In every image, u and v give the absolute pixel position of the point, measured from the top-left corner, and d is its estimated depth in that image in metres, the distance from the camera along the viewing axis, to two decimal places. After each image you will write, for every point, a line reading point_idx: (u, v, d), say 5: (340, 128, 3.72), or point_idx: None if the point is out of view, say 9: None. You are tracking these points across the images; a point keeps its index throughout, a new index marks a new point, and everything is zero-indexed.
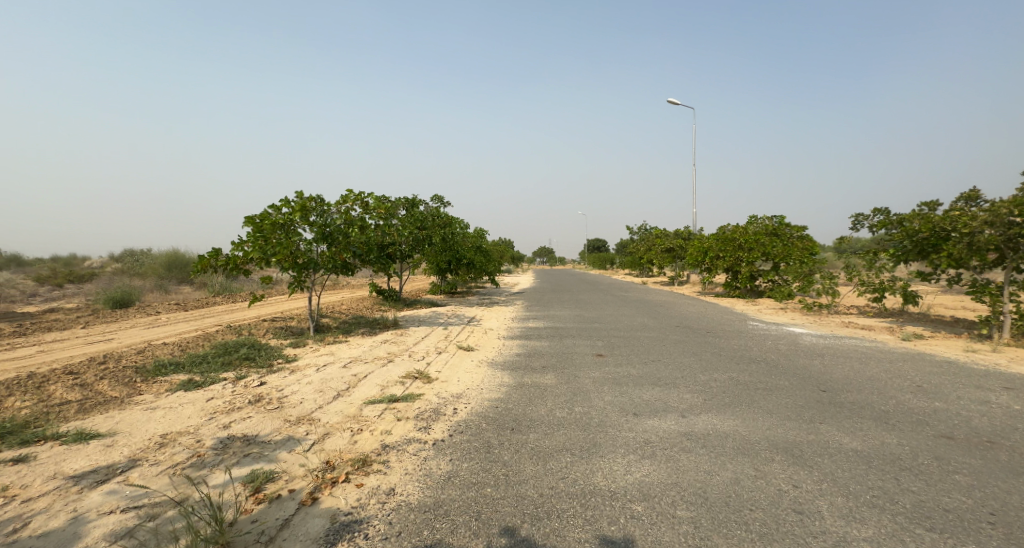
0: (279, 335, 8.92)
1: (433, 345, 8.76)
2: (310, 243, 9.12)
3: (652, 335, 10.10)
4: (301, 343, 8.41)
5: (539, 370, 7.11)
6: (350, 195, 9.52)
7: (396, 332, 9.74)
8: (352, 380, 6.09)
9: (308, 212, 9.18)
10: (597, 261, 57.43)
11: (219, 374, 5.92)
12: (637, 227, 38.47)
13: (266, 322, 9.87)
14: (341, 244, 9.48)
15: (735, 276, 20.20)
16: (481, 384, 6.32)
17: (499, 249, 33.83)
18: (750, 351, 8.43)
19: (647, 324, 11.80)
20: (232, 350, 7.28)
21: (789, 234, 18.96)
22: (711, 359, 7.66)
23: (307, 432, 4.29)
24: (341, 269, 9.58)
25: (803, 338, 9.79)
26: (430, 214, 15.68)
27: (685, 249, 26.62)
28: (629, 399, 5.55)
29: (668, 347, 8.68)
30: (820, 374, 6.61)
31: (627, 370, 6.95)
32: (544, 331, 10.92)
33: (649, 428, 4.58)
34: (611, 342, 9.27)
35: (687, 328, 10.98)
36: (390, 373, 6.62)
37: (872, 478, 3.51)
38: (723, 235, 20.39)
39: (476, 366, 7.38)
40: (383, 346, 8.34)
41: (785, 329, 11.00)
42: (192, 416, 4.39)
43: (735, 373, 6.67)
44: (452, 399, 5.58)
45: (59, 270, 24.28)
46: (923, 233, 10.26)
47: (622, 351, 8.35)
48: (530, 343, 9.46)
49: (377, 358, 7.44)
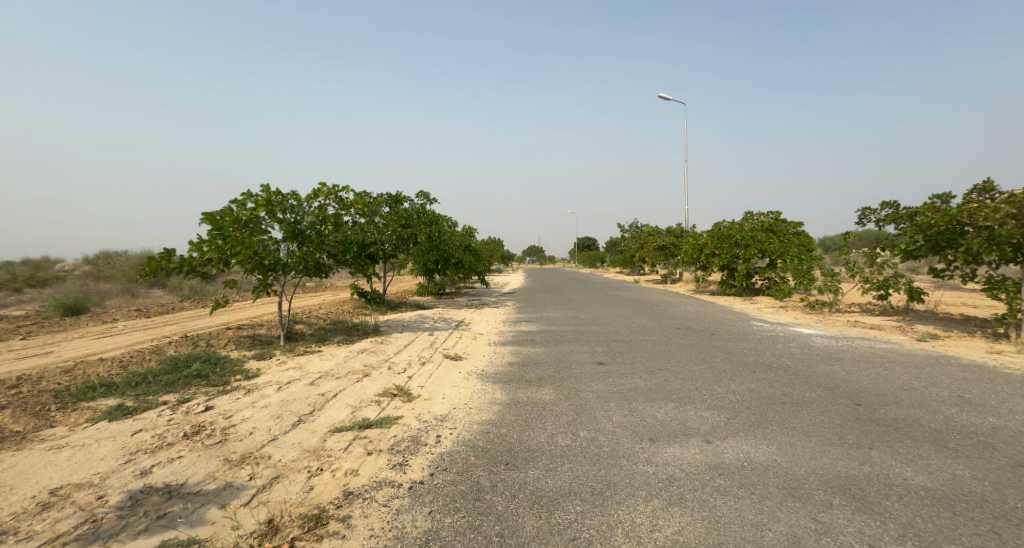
0: (242, 346, 8.03)
1: (416, 355, 7.89)
2: (278, 242, 8.20)
3: (655, 339, 9.32)
4: (267, 355, 7.52)
5: (535, 383, 6.29)
6: (323, 189, 8.63)
7: (375, 340, 8.85)
8: (319, 401, 5.24)
9: (275, 208, 8.27)
10: (587, 261, 56.63)
11: (157, 398, 5.07)
12: (628, 225, 37.85)
13: (230, 331, 8.96)
14: (313, 244, 8.58)
15: (731, 273, 19.55)
16: (470, 403, 5.48)
17: (489, 247, 32.98)
18: (763, 355, 7.72)
19: (647, 326, 11.02)
20: (182, 366, 6.41)
21: (787, 231, 18.40)
22: (722, 366, 6.93)
23: (250, 477, 3.46)
24: (314, 270, 8.68)
25: (815, 340, 9.10)
26: (415, 212, 14.77)
27: (679, 247, 26.00)
28: (641, 420, 4.77)
29: (675, 353, 7.88)
30: (849, 383, 5.88)
31: (633, 383, 6.15)
32: (537, 336, 10.09)
33: (671, 458, 3.81)
34: (611, 349, 8.46)
35: (690, 331, 10.24)
36: (365, 391, 5.76)
37: (966, 533, 2.75)
38: (718, 232, 19.76)
39: (465, 380, 6.53)
40: (360, 357, 7.46)
41: (793, 330, 10.31)
42: (104, 458, 3.60)
43: (755, 384, 5.89)
44: (435, 424, 4.74)
45: (25, 272, 23.18)
46: (938, 227, 9.61)
47: (624, 359, 7.54)
48: (523, 350, 8.63)
49: (352, 372, 6.57)
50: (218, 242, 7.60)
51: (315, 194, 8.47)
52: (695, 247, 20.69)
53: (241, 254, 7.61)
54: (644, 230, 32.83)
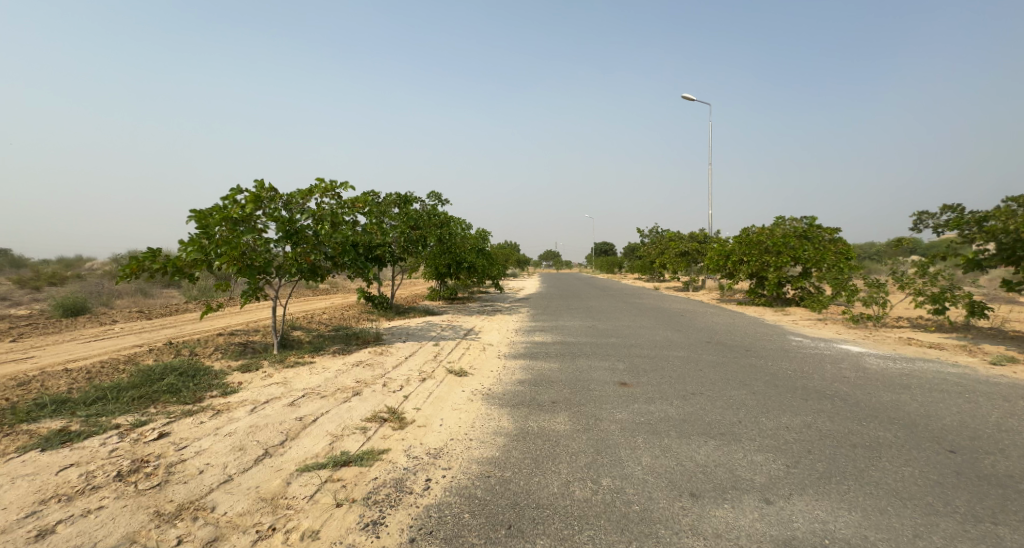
0: (229, 355, 7.35)
1: (417, 369, 7.11)
2: (271, 243, 7.56)
3: (683, 355, 8.36)
4: (253, 366, 6.80)
5: (548, 409, 5.44)
6: (322, 185, 7.91)
7: (375, 350, 8.09)
8: (295, 428, 4.47)
9: (270, 204, 7.61)
10: (606, 266, 55.60)
11: (109, 420, 4.35)
12: (648, 231, 36.85)
13: (220, 338, 8.30)
14: (309, 245, 7.89)
15: (760, 282, 18.40)
16: (471, 434, 4.67)
17: (505, 252, 32.15)
18: (811, 379, 6.75)
19: (673, 340, 10.05)
20: (155, 379, 5.73)
21: (821, 237, 17.22)
22: (765, 391, 6.00)
23: (178, 541, 2.70)
24: (310, 274, 8.00)
25: (869, 360, 8.02)
26: (426, 213, 14.03)
27: (703, 253, 24.89)
28: (678, 464, 3.89)
29: (708, 374, 6.94)
30: (926, 419, 4.91)
31: (663, 411, 5.24)
32: (552, 349, 9.23)
33: (724, 528, 2.93)
34: (634, 366, 7.57)
35: (722, 346, 9.24)
36: (351, 415, 4.99)
37: None
38: (746, 237, 18.61)
39: (468, 402, 5.72)
40: (355, 371, 6.71)
41: (839, 348, 9.23)
42: (6, 509, 2.88)
43: (811, 417, 4.94)
44: (426, 463, 3.93)
45: (42, 271, 23.20)
46: (1015, 234, 8.51)
47: (651, 379, 6.65)
48: (537, 366, 7.79)
49: (341, 390, 5.82)
50: (204, 241, 6.97)
51: (313, 191, 7.78)
52: (720, 253, 19.48)
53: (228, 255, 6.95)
54: (665, 236, 31.70)
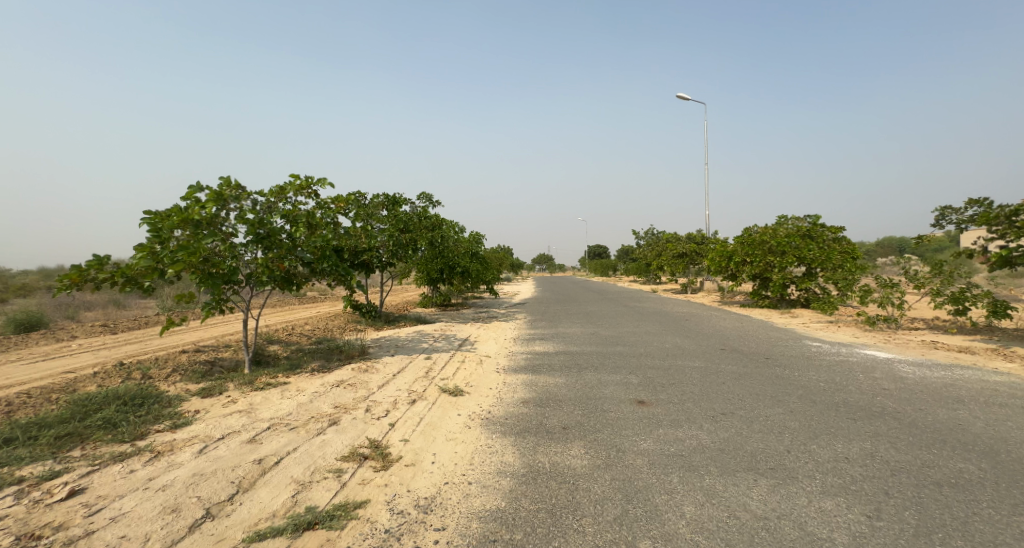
0: (191, 376, 6.48)
1: (406, 390, 6.26)
2: (238, 248, 6.64)
3: (700, 366, 7.59)
4: (215, 390, 5.93)
5: (559, 439, 4.61)
6: (297, 182, 7.00)
7: (359, 366, 7.23)
8: (250, 476, 3.62)
9: (237, 204, 6.72)
10: (600, 269, 55.03)
11: (12, 473, 3.48)
12: (642, 233, 36.33)
13: (183, 356, 7.40)
14: (283, 249, 6.96)
15: (763, 283, 17.76)
16: (470, 475, 3.83)
17: (498, 256, 31.37)
18: (850, 391, 5.99)
19: (683, 347, 9.30)
20: (92, 411, 4.86)
21: (826, 236, 16.61)
22: (805, 409, 5.24)
23: None
24: (284, 282, 7.08)
25: (902, 367, 7.32)
26: (416, 214, 13.14)
27: (701, 254, 24.25)
28: (732, 517, 3.07)
29: (733, 389, 6.17)
30: (1007, 443, 4.15)
31: (695, 439, 4.45)
32: (553, 360, 8.43)
33: None
34: (649, 380, 6.78)
35: (739, 354, 8.48)
36: (324, 452, 4.14)
37: None
38: (748, 238, 17.96)
39: (465, 432, 4.88)
40: (334, 393, 5.85)
41: (865, 353, 8.51)
42: None
43: (870, 441, 4.17)
44: (413, 523, 3.10)
45: (13, 283, 22.10)
46: None
47: (671, 398, 5.87)
48: (541, 381, 6.97)
49: (315, 418, 4.96)
50: (157, 247, 6.05)
51: (288, 189, 6.90)
52: (722, 255, 18.80)
53: (186, 263, 6.04)
54: (662, 238, 31.03)
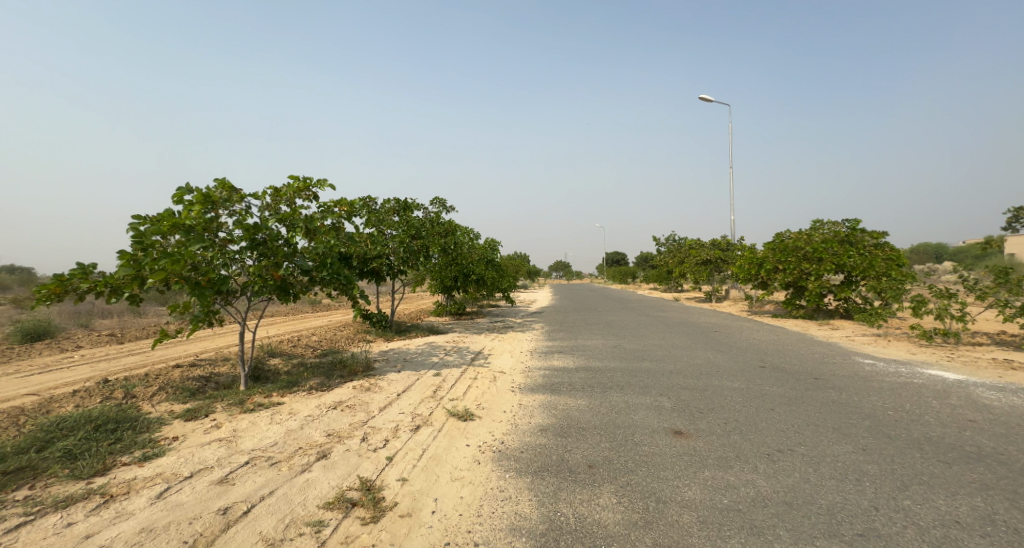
0: (179, 394, 5.91)
1: (409, 413, 5.59)
2: (230, 255, 6.03)
3: (740, 388, 6.74)
4: (201, 412, 5.33)
5: (585, 482, 3.87)
6: (296, 183, 6.41)
7: (361, 385, 6.58)
8: (210, 533, 2.97)
9: (230, 208, 6.13)
10: (619, 276, 54.01)
11: None
12: (664, 239, 35.26)
13: (176, 371, 6.84)
14: (279, 257, 6.34)
15: (797, 292, 16.67)
16: (477, 534, 3.13)
17: (515, 264, 30.60)
18: (927, 424, 5.12)
19: (718, 364, 8.43)
20: (56, 436, 4.26)
21: (866, 241, 15.50)
22: (878, 448, 4.44)
23: None
24: (280, 292, 6.45)
25: (979, 392, 6.34)
26: (429, 220, 12.52)
27: (728, 261, 23.18)
28: None
29: (783, 418, 5.35)
30: None
31: (752, 487, 3.71)
32: (575, 378, 7.67)
33: None
34: (684, 404, 5.99)
35: (782, 374, 7.59)
36: (305, 498, 3.48)
37: None
38: (780, 244, 16.92)
39: (474, 469, 4.18)
40: (329, 418, 5.20)
41: (928, 374, 7.56)
42: None
43: (977, 498, 3.35)
44: None
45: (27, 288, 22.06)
46: None
47: (713, 427, 5.10)
48: (562, 404, 6.23)
49: (302, 450, 4.30)
50: (139, 254, 5.46)
51: (285, 190, 6.32)
52: (751, 261, 17.76)
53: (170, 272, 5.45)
54: (684, 244, 29.90)
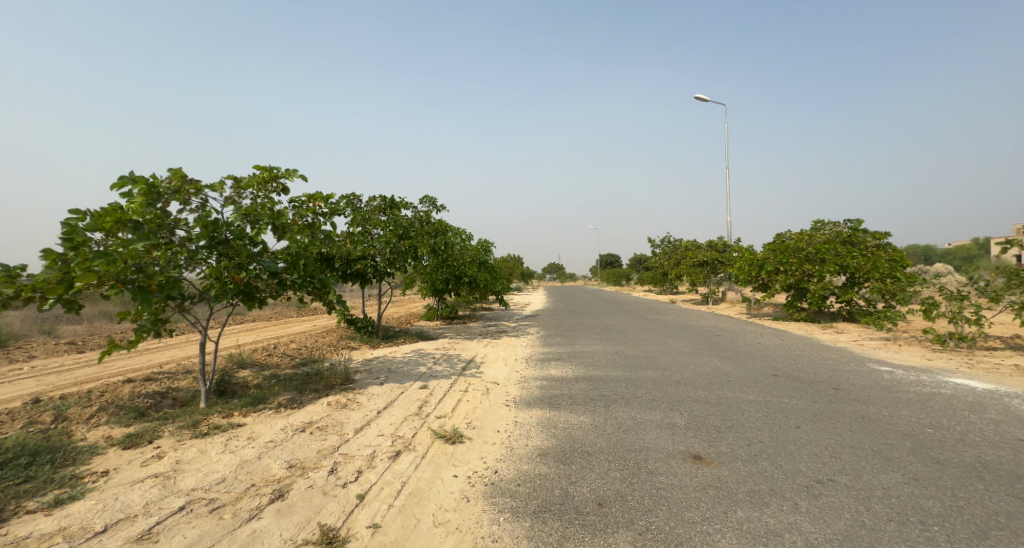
0: (123, 415, 5.17)
1: (390, 436, 4.87)
2: (182, 254, 5.26)
3: (757, 401, 6.09)
4: (143, 438, 4.59)
5: (595, 527, 3.20)
6: (261, 174, 5.68)
7: (337, 401, 5.86)
8: None
9: (183, 202, 5.39)
10: (613, 278, 53.76)
11: None
12: (658, 240, 34.74)
13: (126, 388, 6.08)
14: (242, 256, 5.57)
15: (798, 294, 16.13)
16: None
17: (507, 265, 29.95)
18: (978, 445, 4.49)
19: (727, 373, 7.80)
20: None
21: (869, 242, 15.01)
22: (934, 475, 3.81)
23: None
24: (244, 296, 5.66)
25: (1020, 405, 5.74)
26: (417, 219, 11.80)
27: (725, 262, 22.67)
28: None
29: (812, 437, 4.67)
30: None
31: (799, 534, 3.06)
32: (574, 390, 6.98)
33: None
34: (699, 421, 5.34)
35: (799, 383, 6.97)
36: None
37: None
38: (781, 245, 16.40)
39: (461, 510, 3.50)
40: (293, 444, 4.48)
41: (956, 383, 6.96)
42: None
43: None
44: None
45: None
46: None
47: (736, 450, 4.41)
48: (562, 421, 5.55)
49: (254, 489, 3.58)
50: (69, 253, 4.70)
51: (248, 181, 5.58)
52: (751, 263, 17.19)
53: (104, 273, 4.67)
54: (679, 246, 29.41)
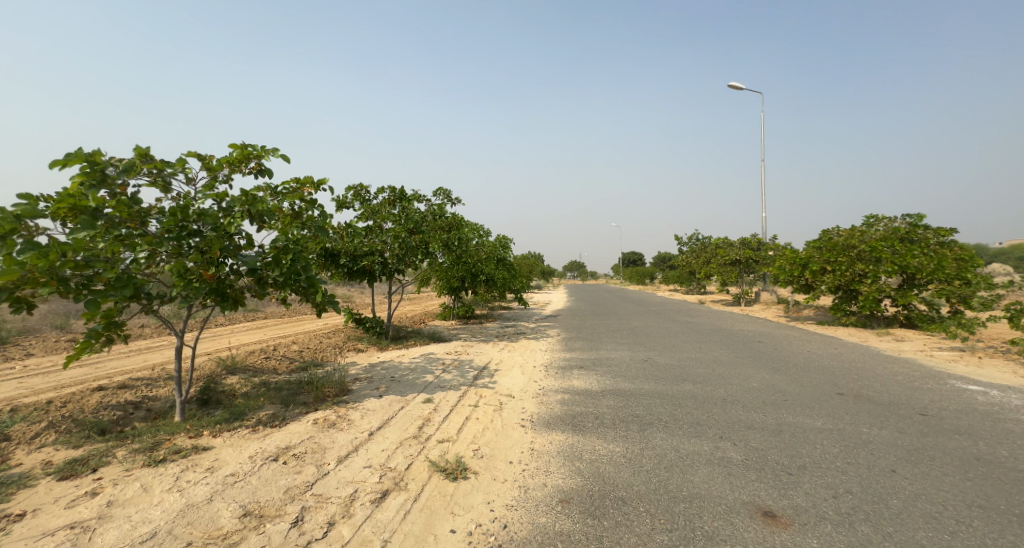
0: (77, 433, 4.48)
1: (378, 468, 3.99)
2: (141, 247, 4.47)
3: (827, 429, 4.99)
4: (85, 465, 3.87)
5: None
6: (237, 152, 4.82)
7: (325, 419, 5.02)
8: None
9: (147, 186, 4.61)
10: (637, 277, 52.24)
11: None
12: (686, 238, 33.21)
13: (94, 398, 5.43)
14: (213, 251, 4.74)
15: (848, 297, 14.68)
16: None
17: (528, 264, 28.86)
18: None
19: (781, 391, 6.65)
20: None
21: (931, 240, 13.49)
22: None
23: None
24: (216, 295, 4.85)
25: None
26: (431, 212, 10.90)
27: (760, 261, 21.16)
28: None
29: (917, 485, 3.56)
30: None
31: None
32: (602, 408, 5.97)
33: None
34: (760, 457, 4.29)
35: (873, 406, 5.81)
36: None
37: None
38: (828, 242, 14.99)
39: None
40: (256, 480, 3.64)
41: None
42: None
43: None
44: None
45: None
46: None
47: (819, 505, 3.34)
48: (589, 450, 4.58)
49: None
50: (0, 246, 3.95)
51: (222, 161, 4.74)
52: (793, 261, 15.78)
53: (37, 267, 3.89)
54: (708, 245, 27.90)
